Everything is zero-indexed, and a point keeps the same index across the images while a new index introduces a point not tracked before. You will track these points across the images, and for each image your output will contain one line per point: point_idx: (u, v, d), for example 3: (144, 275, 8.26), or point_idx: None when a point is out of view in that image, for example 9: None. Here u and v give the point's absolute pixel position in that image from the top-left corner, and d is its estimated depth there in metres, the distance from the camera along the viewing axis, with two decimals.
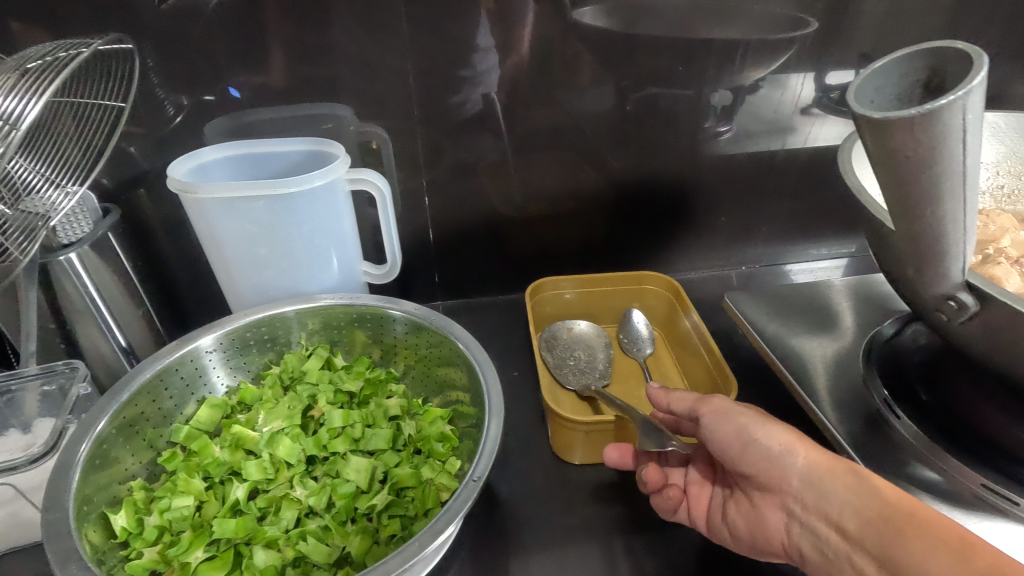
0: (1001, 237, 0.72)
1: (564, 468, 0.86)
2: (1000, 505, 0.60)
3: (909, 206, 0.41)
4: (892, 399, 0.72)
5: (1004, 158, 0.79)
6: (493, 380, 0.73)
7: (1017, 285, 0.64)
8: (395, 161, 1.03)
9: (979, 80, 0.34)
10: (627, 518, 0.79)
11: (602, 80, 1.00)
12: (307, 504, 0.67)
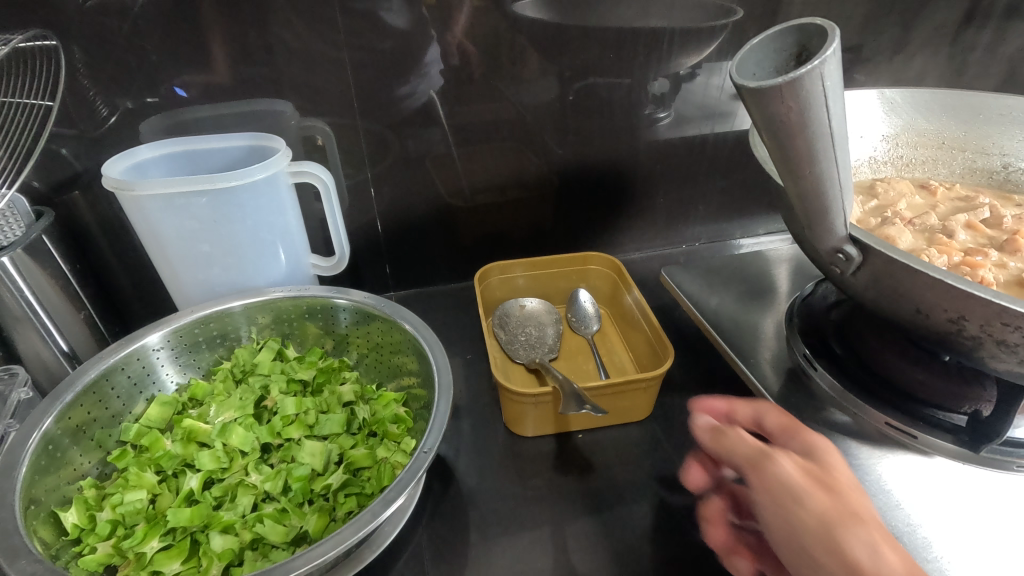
0: (898, 202, 0.79)
1: (517, 442, 0.90)
2: (901, 439, 0.68)
3: (791, 168, 0.46)
4: (811, 354, 0.78)
5: (900, 131, 0.86)
6: (442, 359, 0.76)
7: (909, 243, 0.71)
8: (340, 155, 1.04)
9: (832, 52, 0.39)
10: (577, 484, 0.84)
11: (541, 71, 1.04)
12: (263, 489, 0.68)
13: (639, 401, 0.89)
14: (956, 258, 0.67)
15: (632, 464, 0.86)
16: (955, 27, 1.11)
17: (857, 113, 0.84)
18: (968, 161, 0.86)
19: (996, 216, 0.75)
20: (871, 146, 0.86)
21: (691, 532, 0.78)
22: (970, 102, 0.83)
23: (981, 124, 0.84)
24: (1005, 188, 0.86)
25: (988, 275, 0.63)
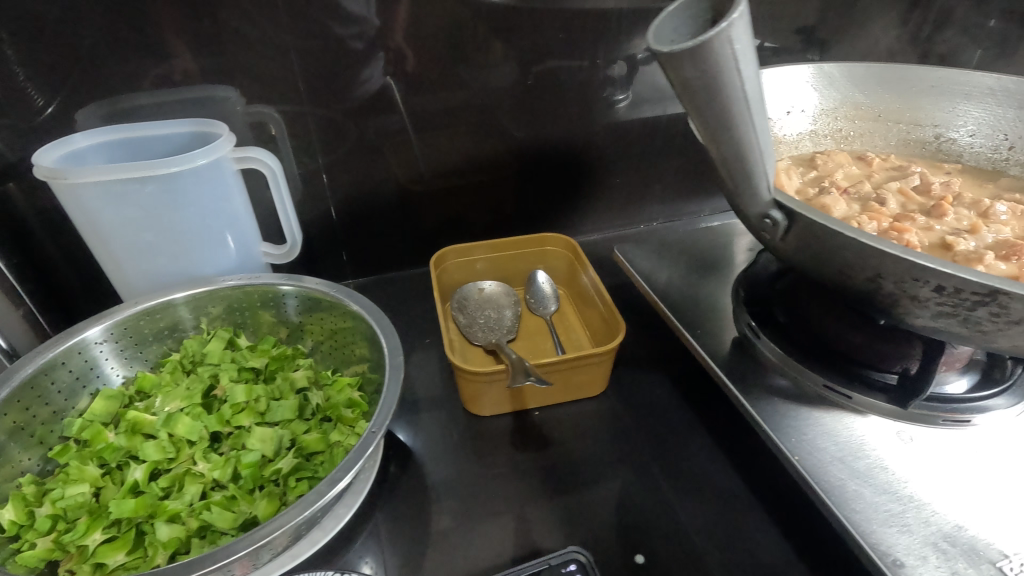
0: (834, 173, 0.82)
1: (475, 422, 0.90)
2: (837, 400, 0.70)
3: (713, 136, 0.47)
4: (756, 324, 0.80)
5: (839, 104, 0.88)
6: (394, 341, 0.76)
7: (843, 212, 0.74)
8: (292, 143, 1.02)
9: (742, 16, 0.41)
10: (534, 459, 0.85)
11: (494, 54, 1.03)
12: (212, 477, 0.68)
13: (593, 376, 0.90)
14: (885, 224, 0.69)
15: (588, 438, 0.88)
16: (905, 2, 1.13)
17: (795, 87, 0.86)
18: (902, 134, 0.89)
19: (925, 183, 0.79)
20: (811, 121, 0.89)
21: (646, 502, 0.79)
22: (902, 75, 0.86)
23: (912, 96, 0.87)
24: (937, 158, 0.89)
25: (914, 239, 0.66)
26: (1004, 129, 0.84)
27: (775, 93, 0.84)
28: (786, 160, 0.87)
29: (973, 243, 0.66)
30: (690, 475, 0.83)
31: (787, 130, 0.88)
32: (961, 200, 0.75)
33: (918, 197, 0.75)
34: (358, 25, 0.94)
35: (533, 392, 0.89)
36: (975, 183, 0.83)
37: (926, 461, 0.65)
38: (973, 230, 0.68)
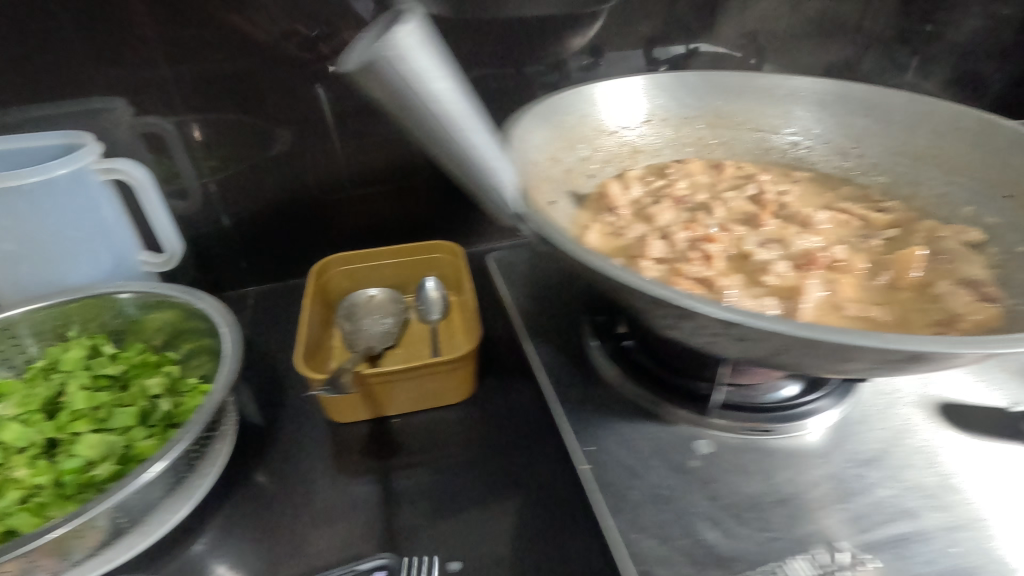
0: (678, 182, 0.82)
1: (337, 430, 0.91)
2: (647, 407, 0.70)
3: (439, 152, 0.52)
4: (595, 333, 0.79)
5: (702, 113, 0.88)
6: (236, 348, 0.82)
7: (665, 221, 0.74)
8: (188, 152, 1.04)
9: (431, 48, 0.49)
10: (385, 468, 0.85)
11: None
12: (31, 483, 0.70)
13: (450, 382, 0.91)
14: (697, 233, 0.70)
15: (443, 447, 0.88)
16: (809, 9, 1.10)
17: (652, 94, 0.86)
18: (762, 142, 0.88)
19: (761, 193, 0.79)
20: (669, 129, 0.88)
21: (485, 513, 0.79)
22: (758, 83, 0.86)
23: (771, 104, 0.86)
24: (797, 165, 0.87)
25: (713, 249, 0.66)
26: (854, 137, 0.83)
27: (624, 103, 0.85)
28: (639, 170, 0.87)
29: (775, 254, 0.66)
30: (535, 486, 0.82)
31: (641, 140, 0.88)
32: (790, 210, 0.75)
33: (748, 207, 0.75)
34: (235, 36, 0.95)
35: (389, 399, 0.90)
36: (823, 191, 0.81)
37: (739, 469, 0.63)
38: (782, 240, 0.68)
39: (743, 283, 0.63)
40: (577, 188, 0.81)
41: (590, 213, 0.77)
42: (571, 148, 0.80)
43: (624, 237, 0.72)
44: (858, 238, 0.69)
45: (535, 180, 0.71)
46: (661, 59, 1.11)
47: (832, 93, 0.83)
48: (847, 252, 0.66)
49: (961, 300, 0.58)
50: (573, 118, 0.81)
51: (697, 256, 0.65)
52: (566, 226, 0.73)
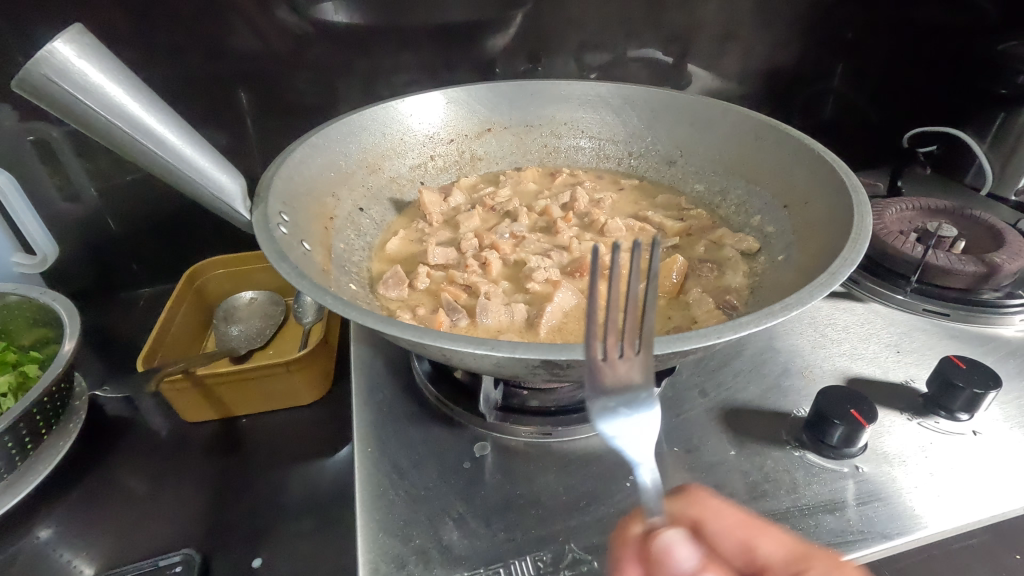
0: (503, 187, 0.86)
1: (187, 431, 0.94)
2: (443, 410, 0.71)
3: (146, 167, 0.52)
4: None
5: (544, 122, 0.91)
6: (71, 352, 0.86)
7: (473, 228, 0.77)
8: (78, 157, 1.07)
9: (101, 59, 0.48)
10: (225, 468, 0.88)
11: (255, 81, 1.09)
12: None
13: (294, 385, 0.92)
14: (488, 239, 0.72)
15: (286, 448, 0.91)
16: (679, 25, 1.18)
17: (493, 103, 0.89)
18: (601, 148, 0.92)
19: (572, 200, 0.81)
20: (511, 136, 0.92)
21: (310, 512, 0.82)
22: (596, 91, 0.88)
23: (609, 112, 0.89)
24: (629, 174, 0.92)
25: (493, 256, 0.69)
26: (680, 145, 0.85)
27: (462, 112, 0.88)
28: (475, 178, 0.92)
29: (551, 261, 0.69)
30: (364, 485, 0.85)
31: (483, 148, 0.91)
32: (591, 217, 0.78)
33: (554, 212, 0.78)
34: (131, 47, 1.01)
35: (234, 399, 0.91)
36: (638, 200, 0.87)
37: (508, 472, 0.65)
38: (567, 249, 0.71)
39: (509, 291, 0.66)
40: (405, 194, 0.86)
41: (407, 220, 0.84)
42: (398, 158, 0.84)
43: (427, 241, 0.75)
44: (642, 245, 0.73)
45: (345, 189, 0.75)
46: (540, 70, 1.20)
47: (661, 103, 0.85)
48: (621, 259, 0.69)
49: (699, 308, 0.60)
50: (403, 126, 0.83)
51: (473, 262, 0.69)
52: (379, 232, 0.79)
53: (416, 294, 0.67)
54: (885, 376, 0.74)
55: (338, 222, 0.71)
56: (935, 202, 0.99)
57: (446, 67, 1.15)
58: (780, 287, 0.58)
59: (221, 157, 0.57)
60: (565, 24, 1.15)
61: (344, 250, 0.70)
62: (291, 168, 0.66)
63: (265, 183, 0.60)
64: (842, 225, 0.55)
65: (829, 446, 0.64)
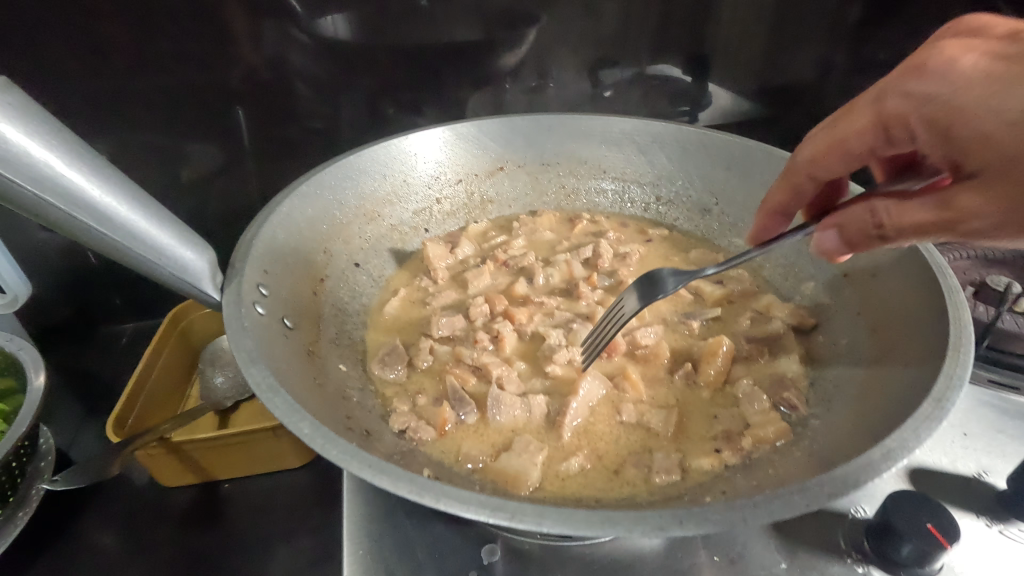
0: (513, 241, 0.79)
1: (158, 495, 0.84)
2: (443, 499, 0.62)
3: (89, 241, 0.48)
4: None
5: (564, 160, 0.82)
6: (34, 405, 0.77)
7: (485, 287, 0.69)
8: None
9: (38, 128, 0.44)
10: (197, 543, 0.79)
11: (244, 101, 1.01)
12: None
13: (280, 449, 0.83)
14: (501, 306, 0.64)
15: (267, 519, 0.81)
16: (706, 43, 1.09)
17: (503, 138, 0.80)
18: (625, 191, 0.83)
19: (596, 254, 0.73)
20: (525, 175, 0.83)
21: None
22: (621, 128, 0.80)
23: (635, 151, 0.80)
24: (655, 223, 0.83)
25: (506, 328, 0.60)
26: (715, 192, 0.78)
27: (472, 149, 0.79)
28: (486, 224, 0.82)
29: (572, 333, 0.60)
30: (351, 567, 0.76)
31: (494, 189, 0.83)
32: (618, 279, 0.70)
33: (575, 270, 0.70)
34: (115, 64, 0.93)
35: (214, 464, 0.82)
36: (667, 254, 0.78)
37: None
38: (590, 319, 0.63)
39: (525, 376, 0.57)
40: (407, 244, 0.76)
41: (408, 274, 0.74)
42: (399, 203, 0.75)
43: (431, 303, 0.67)
44: (676, 317, 0.65)
45: (339, 242, 0.66)
46: (554, 88, 1.10)
47: (694, 142, 0.78)
48: (656, 333, 0.61)
49: (756, 408, 0.53)
50: (406, 165, 0.75)
51: (485, 336, 0.60)
52: (376, 294, 0.69)
53: (415, 374, 0.57)
54: (952, 468, 0.66)
55: (329, 283, 0.63)
56: (995, 250, 0.88)
57: (454, 87, 1.06)
58: (847, 380, 0.53)
59: (174, 224, 0.54)
60: (583, 40, 1.06)
61: (335, 318, 0.60)
62: (276, 223, 0.58)
63: (242, 248, 0.52)
64: (927, 320, 0.50)
65: (899, 564, 0.55)
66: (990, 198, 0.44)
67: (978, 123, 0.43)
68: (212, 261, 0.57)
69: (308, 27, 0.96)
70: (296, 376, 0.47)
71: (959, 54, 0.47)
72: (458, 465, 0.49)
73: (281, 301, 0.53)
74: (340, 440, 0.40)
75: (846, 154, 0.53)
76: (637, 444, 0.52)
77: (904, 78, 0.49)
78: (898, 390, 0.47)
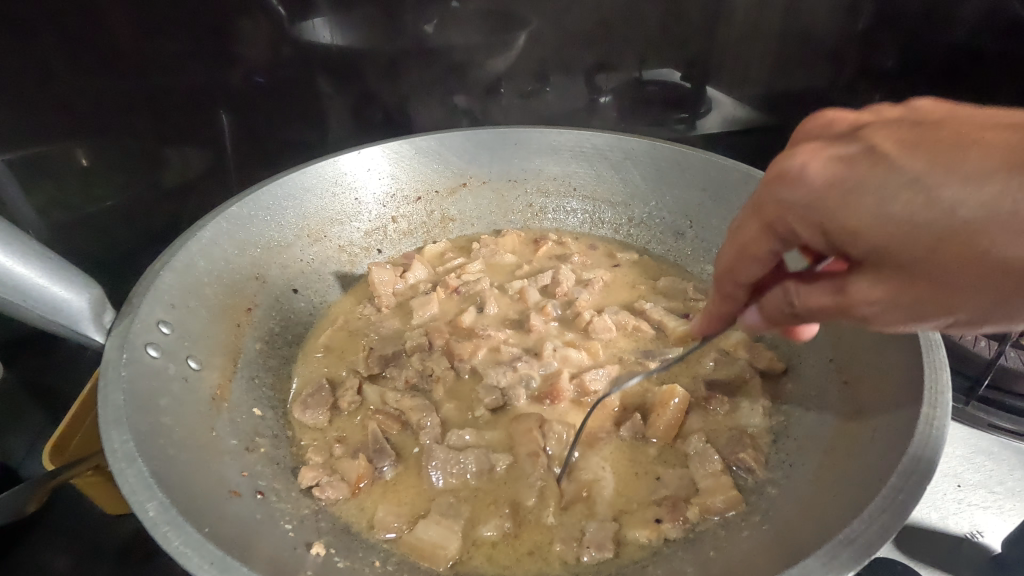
0: (471, 263, 0.87)
1: None
2: (395, 551, 0.57)
3: None
4: (382, 446, 0.64)
5: (537, 176, 0.89)
6: None
7: (431, 313, 0.81)
8: (22, 187, 0.88)
9: None
10: None
11: (231, 103, 0.95)
12: None
13: None
14: (441, 342, 0.76)
15: None
16: (708, 47, 1.03)
17: (474, 157, 0.87)
18: (595, 211, 0.90)
19: (554, 283, 0.85)
20: (490, 193, 0.89)
21: None
22: (592, 142, 0.86)
23: (606, 166, 0.87)
24: (627, 245, 0.91)
25: (443, 370, 0.72)
26: (690, 215, 0.84)
27: (433, 163, 0.86)
28: (445, 244, 0.90)
29: (515, 374, 0.72)
30: None
31: (457, 207, 0.89)
32: (574, 311, 0.82)
33: (529, 299, 0.83)
34: (95, 57, 0.85)
35: None
36: (635, 281, 0.87)
37: None
38: (537, 357, 0.75)
39: (450, 418, 0.69)
40: (355, 266, 0.85)
41: (353, 299, 0.83)
42: (347, 222, 0.82)
43: (371, 334, 0.78)
44: (634, 356, 0.76)
45: (274, 266, 0.74)
46: (548, 93, 1.05)
47: (666, 159, 0.84)
48: (605, 374, 0.72)
49: (706, 470, 0.62)
50: (357, 182, 0.82)
51: (414, 377, 0.72)
52: (312, 321, 0.78)
53: (336, 418, 0.68)
54: (943, 525, 0.64)
55: (256, 312, 0.71)
56: None
57: (439, 94, 1.02)
58: (810, 466, 0.58)
59: (44, 258, 0.53)
60: (577, 44, 1.00)
61: (257, 349, 0.69)
62: (196, 250, 0.65)
63: (147, 282, 0.59)
64: (898, 434, 0.51)
65: None
66: (880, 288, 0.38)
67: (851, 213, 0.37)
68: (98, 296, 0.56)
69: (295, 32, 0.92)
70: (187, 428, 0.55)
71: (809, 153, 0.39)
72: (371, 531, 0.58)
73: (184, 340, 0.60)
74: (188, 528, 0.44)
75: (754, 259, 0.44)
76: (584, 505, 0.60)
77: (769, 184, 0.41)
78: (850, 495, 0.50)
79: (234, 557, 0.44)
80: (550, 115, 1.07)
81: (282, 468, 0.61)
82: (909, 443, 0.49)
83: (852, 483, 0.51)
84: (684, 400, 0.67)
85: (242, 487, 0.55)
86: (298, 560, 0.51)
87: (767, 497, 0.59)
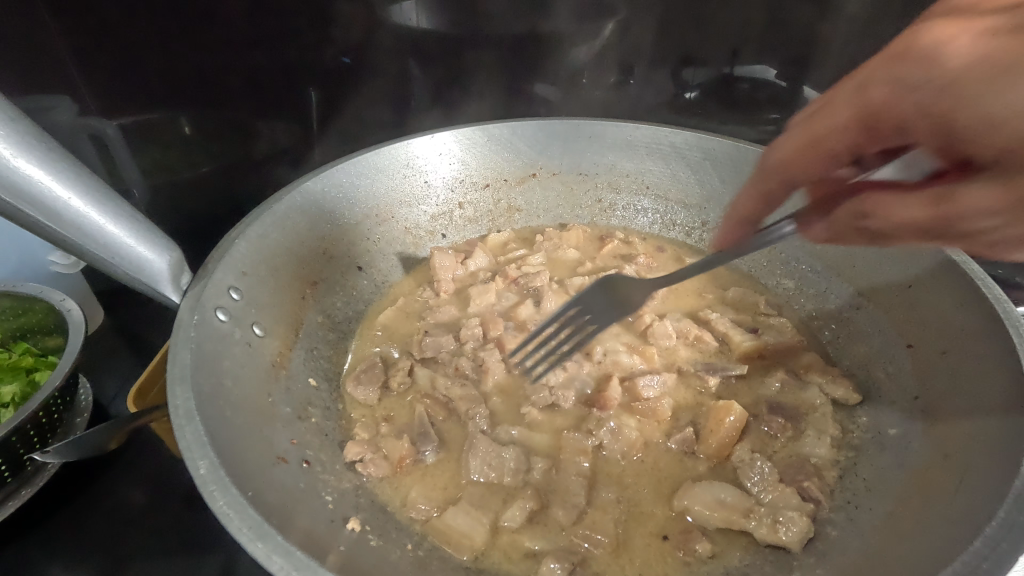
0: (534, 255, 0.87)
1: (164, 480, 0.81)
2: (428, 535, 0.57)
3: (89, 259, 0.55)
4: (428, 429, 0.65)
5: (607, 171, 0.86)
6: (67, 364, 0.74)
7: (488, 302, 0.81)
8: (131, 151, 0.96)
9: (47, 164, 0.50)
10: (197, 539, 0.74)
11: (319, 83, 0.98)
12: None
13: None
14: (494, 333, 0.76)
15: None
16: (812, 43, 0.95)
17: (546, 146, 0.85)
18: (666, 212, 0.87)
19: None
20: (559, 184, 0.88)
21: None
22: (670, 140, 0.82)
23: (683, 167, 0.83)
24: (697, 250, 0.87)
25: (494, 360, 0.72)
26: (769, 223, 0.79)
27: (504, 151, 0.85)
28: (509, 234, 0.90)
29: (561, 373, 0.71)
30: None
31: (524, 197, 0.89)
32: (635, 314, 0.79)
33: None
34: (205, 34, 0.90)
35: None
36: (701, 289, 0.83)
37: None
38: (588, 356, 0.73)
39: (498, 411, 0.69)
40: (419, 248, 0.86)
41: (413, 282, 0.84)
42: (415, 204, 0.84)
43: (428, 318, 0.79)
44: (693, 368, 0.73)
45: (341, 242, 0.76)
46: (630, 85, 1.01)
47: (746, 163, 0.79)
48: (660, 382, 0.69)
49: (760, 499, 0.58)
50: (428, 165, 0.83)
51: (465, 365, 0.72)
52: (373, 298, 0.81)
53: (386, 397, 0.70)
54: None
55: (322, 285, 0.74)
56: None
57: (518, 81, 1.01)
58: (877, 512, 0.54)
59: (136, 219, 0.57)
60: (667, 36, 0.95)
61: (318, 322, 0.72)
62: (271, 222, 0.68)
63: (224, 249, 0.63)
64: (990, 491, 0.46)
65: None
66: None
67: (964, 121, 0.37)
68: (176, 259, 0.60)
69: (384, 15, 0.93)
70: (246, 393, 0.58)
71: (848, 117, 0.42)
72: (404, 510, 0.59)
73: (251, 307, 0.63)
74: (234, 490, 0.46)
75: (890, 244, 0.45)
76: (623, 518, 0.59)
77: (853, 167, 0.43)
78: (925, 554, 0.45)
79: (274, 525, 0.46)
80: (626, 109, 1.04)
81: (331, 440, 0.64)
82: (1001, 503, 0.44)
83: (928, 541, 0.47)
84: (740, 418, 0.64)
85: (290, 455, 0.58)
86: (335, 534, 0.52)
87: (825, 539, 0.55)
